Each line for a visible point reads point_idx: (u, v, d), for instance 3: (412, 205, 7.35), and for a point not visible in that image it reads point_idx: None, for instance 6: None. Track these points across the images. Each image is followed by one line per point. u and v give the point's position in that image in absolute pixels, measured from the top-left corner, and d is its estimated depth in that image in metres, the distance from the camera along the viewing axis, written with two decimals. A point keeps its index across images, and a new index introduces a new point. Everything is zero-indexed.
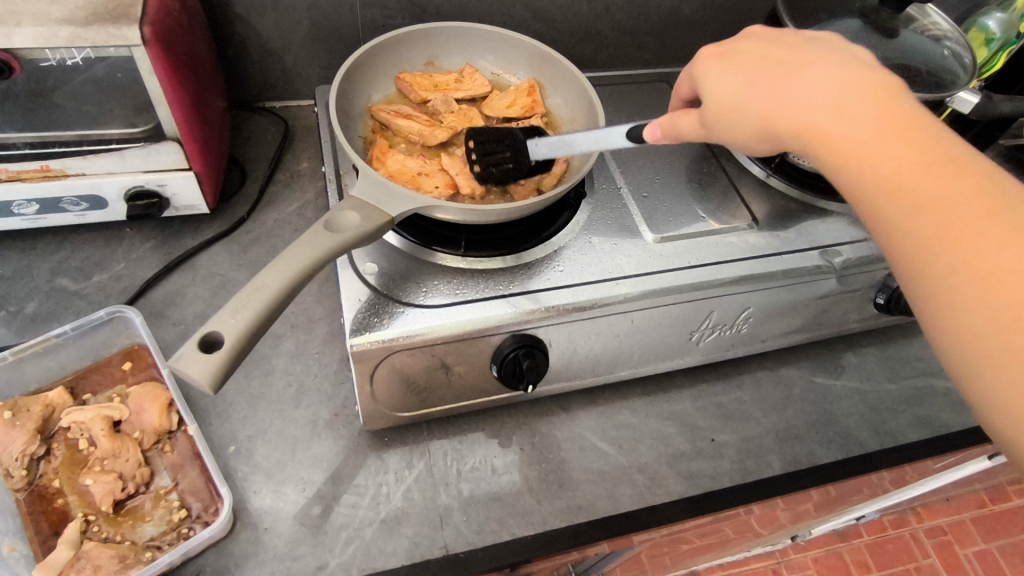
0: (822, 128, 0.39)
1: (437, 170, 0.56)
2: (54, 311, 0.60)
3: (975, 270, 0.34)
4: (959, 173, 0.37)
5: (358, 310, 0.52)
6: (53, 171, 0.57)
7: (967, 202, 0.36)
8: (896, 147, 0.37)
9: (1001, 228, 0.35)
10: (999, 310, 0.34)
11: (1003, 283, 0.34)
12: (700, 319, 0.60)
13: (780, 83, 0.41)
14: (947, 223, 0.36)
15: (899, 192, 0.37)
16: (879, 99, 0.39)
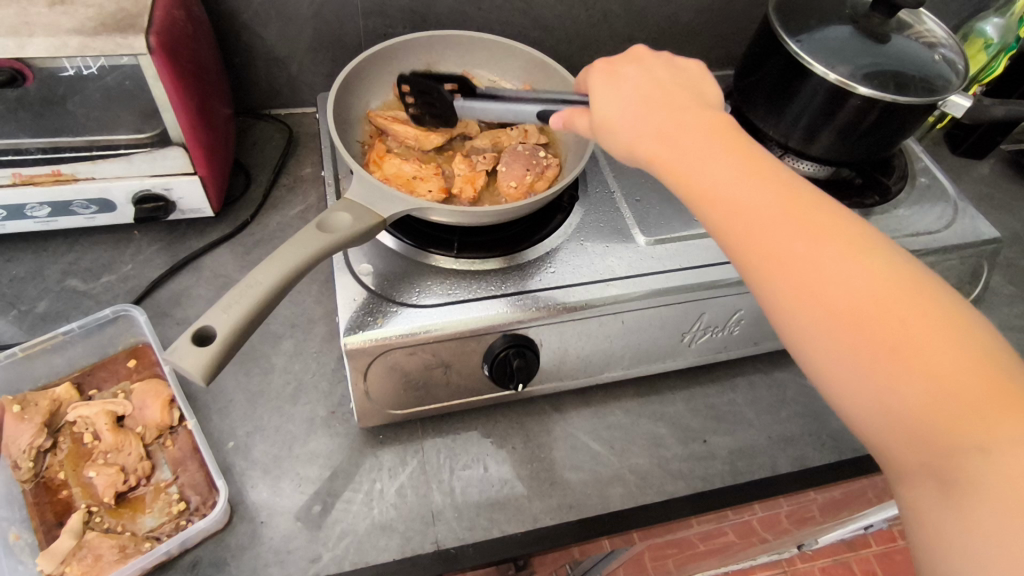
0: (663, 158, 0.42)
1: (432, 172, 0.58)
2: (63, 310, 0.62)
3: (808, 283, 0.36)
4: (787, 197, 0.38)
5: (354, 309, 0.53)
6: (64, 175, 0.60)
7: (790, 217, 0.37)
8: (730, 173, 0.39)
9: (822, 241, 0.36)
10: (838, 317, 0.34)
11: (835, 296, 0.35)
12: (691, 321, 0.61)
13: (639, 114, 0.44)
14: (771, 243, 0.37)
15: (731, 215, 0.39)
16: (725, 133, 0.41)
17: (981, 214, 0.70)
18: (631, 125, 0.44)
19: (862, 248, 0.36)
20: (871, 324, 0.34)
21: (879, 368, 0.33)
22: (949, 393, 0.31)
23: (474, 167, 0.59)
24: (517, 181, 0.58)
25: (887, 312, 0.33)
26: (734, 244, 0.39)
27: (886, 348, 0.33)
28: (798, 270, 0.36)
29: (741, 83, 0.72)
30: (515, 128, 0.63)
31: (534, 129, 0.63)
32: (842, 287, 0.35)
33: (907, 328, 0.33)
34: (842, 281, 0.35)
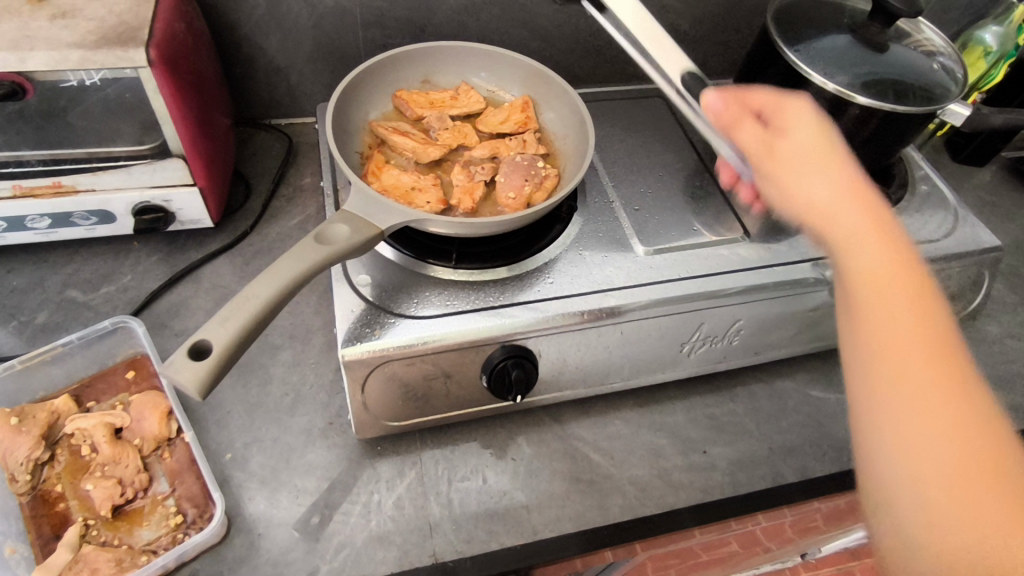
0: (818, 183, 0.47)
1: (430, 183, 0.58)
2: (62, 321, 0.62)
3: (896, 349, 0.40)
4: (920, 275, 0.43)
5: (351, 321, 0.53)
6: (63, 187, 0.60)
7: (901, 284, 0.42)
8: (861, 233, 0.44)
9: (914, 320, 0.41)
10: (910, 384, 0.39)
11: (906, 367, 0.40)
12: (690, 331, 0.60)
13: (808, 149, 0.49)
14: (887, 308, 0.41)
15: (849, 258, 0.44)
16: (882, 209, 0.46)
17: (981, 222, 0.70)
18: (807, 151, 0.48)
19: (942, 334, 0.40)
20: (930, 400, 0.38)
21: (938, 435, 0.38)
22: (985, 486, 0.36)
23: (473, 177, 0.59)
24: (515, 192, 0.58)
25: (944, 394, 0.38)
26: (859, 273, 0.43)
27: (933, 420, 0.38)
28: (877, 321, 0.41)
29: None
30: (514, 138, 0.63)
31: (534, 139, 0.63)
32: (921, 366, 0.39)
33: (967, 416, 0.38)
34: (924, 359, 0.40)
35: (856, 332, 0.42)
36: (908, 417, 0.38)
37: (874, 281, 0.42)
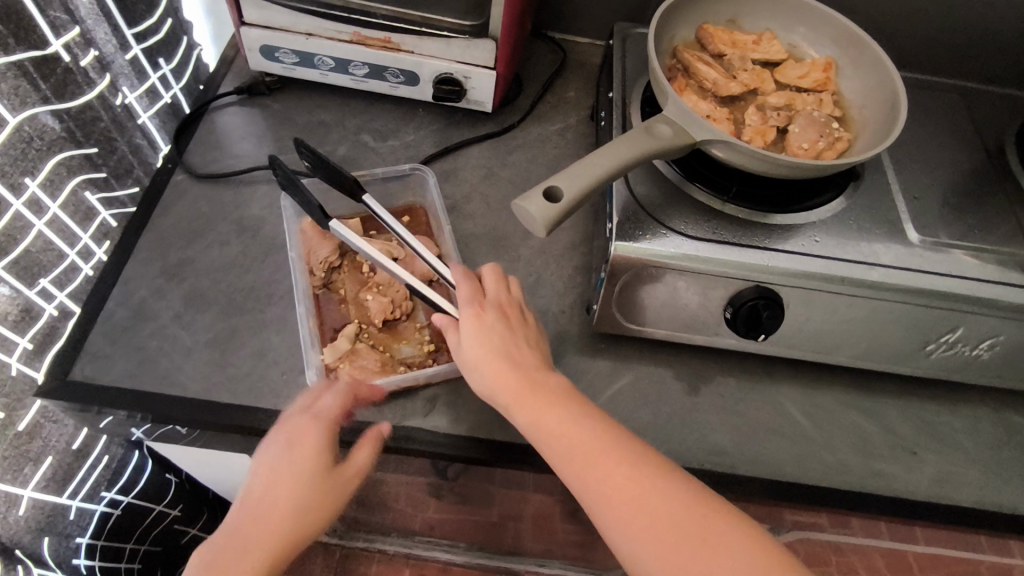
0: (500, 366, 0.49)
1: (724, 116, 0.60)
2: (356, 158, 0.71)
3: (645, 508, 0.42)
4: (596, 414, 0.47)
5: (624, 220, 0.57)
6: (391, 43, 0.68)
7: (607, 439, 0.45)
8: (573, 397, 0.48)
9: (634, 473, 0.43)
10: (660, 534, 0.41)
11: (665, 528, 0.41)
12: (940, 330, 0.59)
13: (475, 328, 0.50)
14: (643, 490, 0.42)
15: (610, 451, 0.44)
16: (531, 371, 0.49)
17: None
18: (492, 354, 0.49)
19: (661, 473, 0.43)
20: (677, 533, 0.41)
21: (676, 556, 0.40)
22: (708, 560, 0.40)
23: (766, 120, 0.60)
24: (808, 144, 0.58)
25: (648, 493, 0.42)
26: (612, 474, 0.43)
27: (681, 538, 0.41)
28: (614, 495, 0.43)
29: None
30: (810, 96, 0.63)
31: (830, 100, 0.62)
32: (679, 513, 0.41)
33: (674, 520, 0.41)
34: (673, 495, 0.42)
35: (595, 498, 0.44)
36: (652, 546, 0.41)
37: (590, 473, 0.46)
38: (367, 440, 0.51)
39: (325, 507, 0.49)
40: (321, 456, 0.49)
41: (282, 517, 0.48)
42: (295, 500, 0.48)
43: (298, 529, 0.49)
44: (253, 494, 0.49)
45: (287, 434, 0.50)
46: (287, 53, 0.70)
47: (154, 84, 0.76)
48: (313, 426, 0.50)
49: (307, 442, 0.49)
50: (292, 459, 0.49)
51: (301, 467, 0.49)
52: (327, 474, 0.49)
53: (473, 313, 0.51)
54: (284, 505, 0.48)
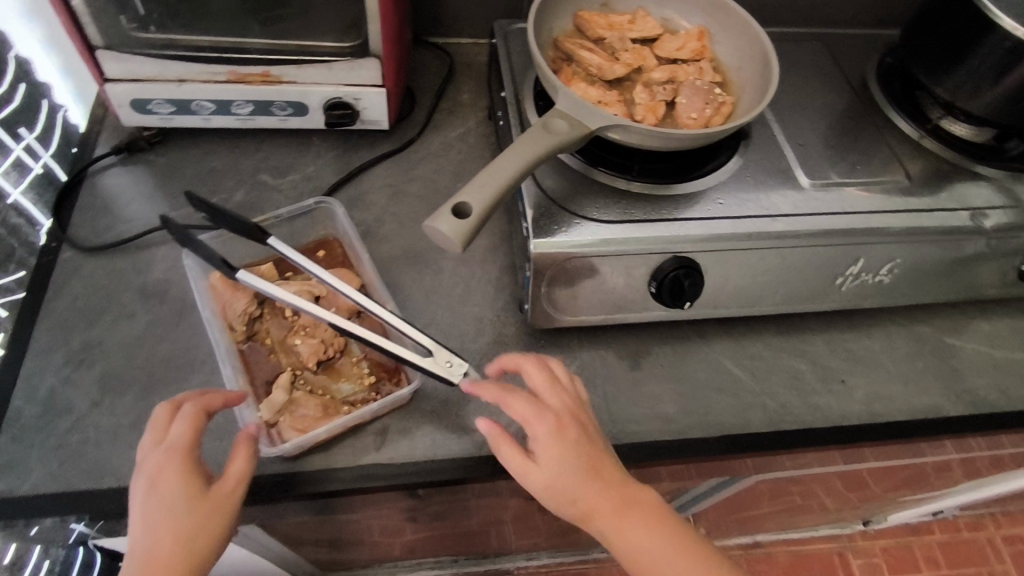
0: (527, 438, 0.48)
1: (614, 99, 0.61)
2: (257, 201, 0.68)
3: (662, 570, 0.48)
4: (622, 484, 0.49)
5: (539, 217, 0.58)
6: (272, 76, 0.65)
7: (635, 509, 0.48)
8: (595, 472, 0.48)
9: (661, 538, 0.48)
10: None
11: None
12: (845, 265, 0.63)
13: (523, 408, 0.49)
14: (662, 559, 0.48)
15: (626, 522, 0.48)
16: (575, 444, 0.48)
17: None
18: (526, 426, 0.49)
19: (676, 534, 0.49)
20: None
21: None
22: None
23: (654, 96, 0.62)
24: (696, 113, 0.61)
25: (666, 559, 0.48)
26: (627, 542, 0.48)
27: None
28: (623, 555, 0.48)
29: (907, 41, 0.73)
30: (690, 66, 0.65)
31: (709, 68, 0.65)
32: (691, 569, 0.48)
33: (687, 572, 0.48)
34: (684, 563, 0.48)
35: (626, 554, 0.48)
36: None
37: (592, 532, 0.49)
38: (239, 445, 0.49)
39: (211, 527, 0.45)
40: (188, 479, 0.45)
41: (170, 550, 0.43)
42: (175, 514, 0.44)
43: (179, 555, 0.43)
44: (134, 539, 0.44)
45: (144, 479, 0.45)
46: (160, 103, 0.66)
47: (19, 156, 0.69)
48: (179, 447, 0.46)
49: (166, 479, 0.45)
50: (163, 480, 0.45)
51: (171, 490, 0.45)
52: (199, 492, 0.45)
53: (554, 432, 0.48)
54: (165, 542, 0.43)
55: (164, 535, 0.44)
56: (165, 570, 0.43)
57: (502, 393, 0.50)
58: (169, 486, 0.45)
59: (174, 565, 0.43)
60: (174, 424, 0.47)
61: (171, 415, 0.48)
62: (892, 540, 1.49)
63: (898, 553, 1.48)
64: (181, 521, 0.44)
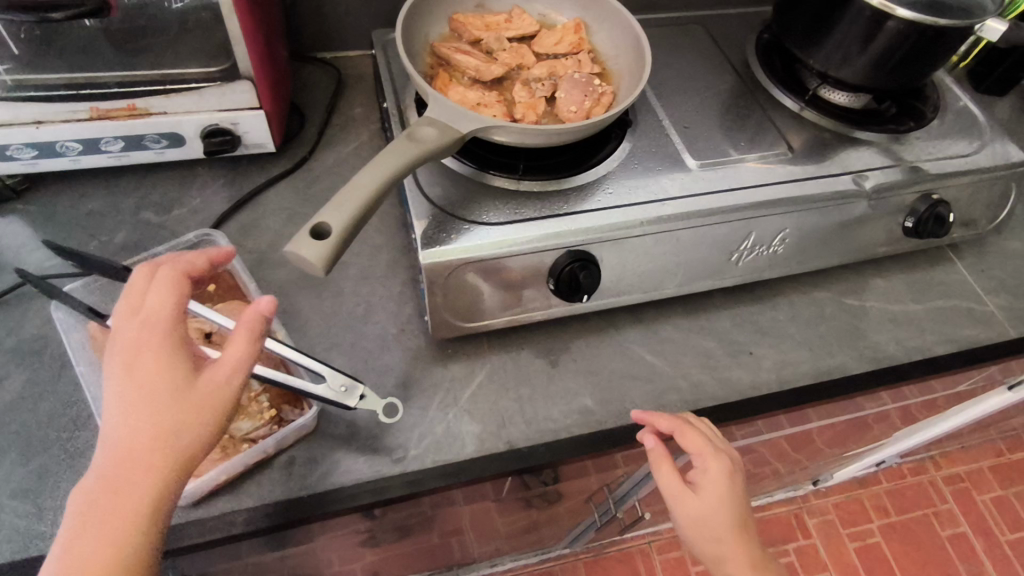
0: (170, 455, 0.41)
1: (494, 99, 0.61)
2: (141, 240, 0.65)
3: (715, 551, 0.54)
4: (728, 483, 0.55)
5: (428, 227, 0.57)
6: (138, 109, 0.62)
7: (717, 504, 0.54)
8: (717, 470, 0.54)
9: (710, 530, 0.54)
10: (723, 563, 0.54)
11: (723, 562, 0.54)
12: (739, 240, 0.64)
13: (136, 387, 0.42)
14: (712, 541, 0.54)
15: (726, 514, 0.54)
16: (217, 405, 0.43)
17: (1008, 140, 0.73)
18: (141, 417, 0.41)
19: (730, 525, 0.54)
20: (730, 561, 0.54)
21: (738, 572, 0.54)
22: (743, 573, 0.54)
23: (534, 94, 0.62)
24: (577, 106, 0.61)
25: (714, 542, 0.54)
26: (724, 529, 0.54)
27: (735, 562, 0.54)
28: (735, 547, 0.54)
29: (779, 16, 0.75)
30: (569, 59, 0.65)
31: (588, 59, 0.65)
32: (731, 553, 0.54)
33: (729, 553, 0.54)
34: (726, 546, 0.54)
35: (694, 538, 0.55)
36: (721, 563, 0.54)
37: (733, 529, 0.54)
38: (161, 281, 0.45)
39: (189, 427, 0.41)
40: (167, 368, 0.41)
41: (149, 446, 0.40)
42: (153, 391, 0.41)
43: (152, 449, 0.40)
44: (113, 432, 0.40)
45: (118, 360, 0.42)
46: (20, 148, 0.62)
47: None
48: (156, 333, 0.43)
49: (147, 355, 0.42)
50: (133, 372, 0.41)
51: (148, 377, 0.41)
52: (176, 383, 0.41)
53: (727, 473, 0.54)
54: (134, 437, 0.40)
55: (143, 415, 0.40)
56: (138, 475, 0.39)
57: (682, 429, 0.55)
58: (142, 370, 0.41)
59: (152, 465, 0.40)
60: (148, 311, 0.43)
61: (148, 300, 0.44)
62: (843, 495, 1.54)
63: (849, 506, 1.54)
64: (160, 397, 0.41)
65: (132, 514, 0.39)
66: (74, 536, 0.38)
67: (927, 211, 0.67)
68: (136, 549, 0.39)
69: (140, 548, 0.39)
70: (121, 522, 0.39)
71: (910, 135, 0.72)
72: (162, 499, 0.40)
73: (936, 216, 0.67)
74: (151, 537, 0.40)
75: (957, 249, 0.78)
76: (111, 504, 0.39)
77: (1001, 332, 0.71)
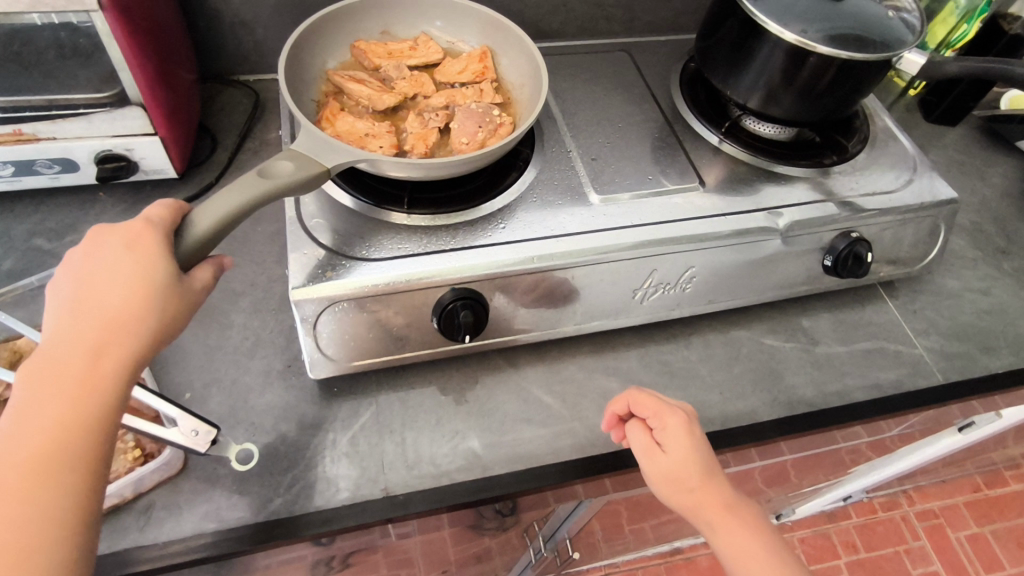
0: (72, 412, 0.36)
1: (384, 130, 0.59)
2: (28, 267, 0.64)
3: (702, 504, 0.50)
4: (691, 430, 0.52)
5: (303, 263, 0.55)
6: (25, 134, 0.60)
7: (681, 454, 0.51)
8: (669, 418, 0.52)
9: (680, 482, 0.51)
10: (716, 519, 0.50)
11: (713, 514, 0.50)
12: (642, 278, 0.62)
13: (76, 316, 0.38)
14: (691, 492, 0.51)
15: (694, 463, 0.51)
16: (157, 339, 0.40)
17: (936, 175, 0.71)
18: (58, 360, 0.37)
19: (705, 471, 0.51)
20: (717, 512, 0.50)
21: (729, 527, 0.50)
22: (737, 529, 0.50)
23: (427, 124, 0.60)
24: (469, 138, 0.59)
25: (699, 494, 0.50)
26: (696, 475, 0.51)
27: (723, 515, 0.50)
28: (715, 496, 0.51)
29: (701, 46, 0.73)
30: (470, 88, 0.63)
31: (490, 88, 0.64)
32: (712, 501, 0.50)
33: (713, 501, 0.50)
34: (705, 492, 0.51)
35: (682, 499, 0.51)
36: (717, 520, 0.50)
37: (707, 480, 0.51)
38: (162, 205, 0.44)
39: (168, 327, 0.41)
40: (154, 262, 0.41)
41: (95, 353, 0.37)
42: (125, 291, 0.39)
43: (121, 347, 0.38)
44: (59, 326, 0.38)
45: (101, 254, 0.40)
46: None
47: None
48: (144, 232, 0.42)
49: (125, 259, 0.40)
50: (115, 265, 0.40)
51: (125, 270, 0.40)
52: (165, 280, 0.41)
53: (685, 425, 0.52)
54: (107, 321, 0.38)
55: (111, 315, 0.39)
56: (109, 366, 0.38)
57: (636, 396, 0.54)
58: (126, 261, 0.40)
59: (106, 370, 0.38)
60: (150, 218, 0.42)
61: (146, 212, 0.43)
62: (810, 530, 1.50)
63: (817, 542, 1.49)
64: (135, 298, 0.39)
65: (89, 404, 0.37)
66: (16, 427, 0.35)
67: (845, 249, 0.64)
68: (89, 445, 0.36)
69: (95, 441, 0.36)
70: (81, 411, 0.36)
71: (833, 169, 0.69)
72: (123, 396, 0.38)
73: (855, 256, 0.64)
74: (108, 432, 0.37)
75: (890, 287, 0.75)
76: (72, 392, 0.36)
77: (926, 376, 0.68)
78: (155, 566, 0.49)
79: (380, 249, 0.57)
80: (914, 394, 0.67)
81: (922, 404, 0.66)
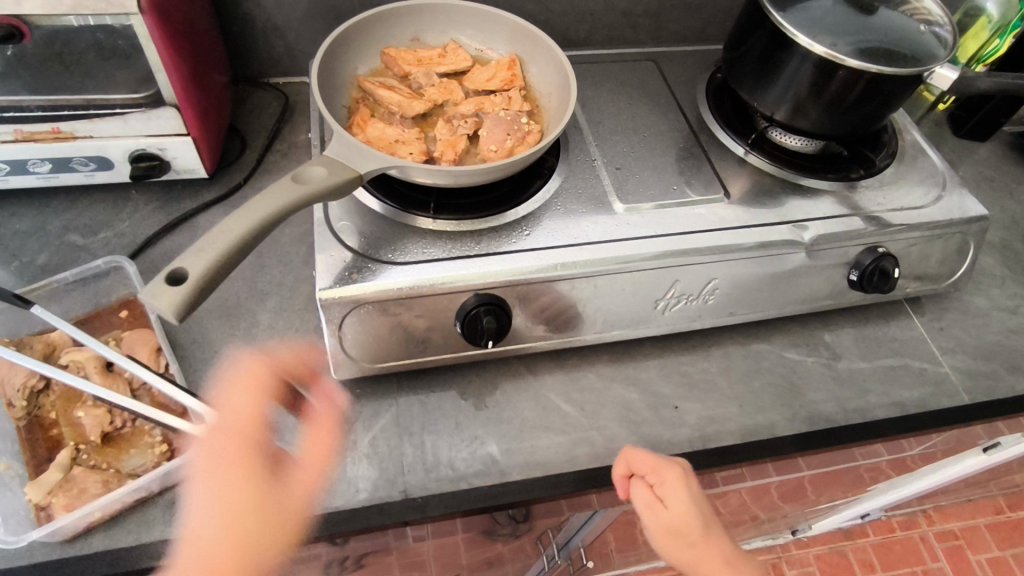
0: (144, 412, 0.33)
1: (413, 136, 0.59)
2: (62, 263, 0.65)
3: (694, 556, 0.52)
4: (691, 488, 0.53)
5: (332, 266, 0.55)
6: (63, 132, 0.62)
7: (682, 512, 0.52)
8: (671, 480, 0.52)
9: (673, 535, 0.52)
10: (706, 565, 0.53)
11: (703, 561, 0.53)
12: (665, 288, 0.62)
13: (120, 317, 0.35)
14: (687, 547, 0.52)
15: (692, 521, 0.52)
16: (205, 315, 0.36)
17: (967, 192, 0.70)
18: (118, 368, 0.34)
19: (702, 524, 0.52)
20: (705, 560, 0.53)
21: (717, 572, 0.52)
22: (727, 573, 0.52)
23: (456, 131, 0.61)
24: (497, 145, 0.59)
25: (693, 545, 0.52)
26: (694, 530, 0.52)
27: (710, 560, 0.53)
28: (707, 548, 0.52)
29: (728, 57, 0.73)
30: (499, 96, 0.64)
31: (518, 96, 0.64)
32: (703, 552, 0.53)
33: (704, 548, 0.52)
34: (701, 544, 0.52)
35: (674, 549, 0.53)
36: (705, 563, 0.53)
37: (702, 535, 0.52)
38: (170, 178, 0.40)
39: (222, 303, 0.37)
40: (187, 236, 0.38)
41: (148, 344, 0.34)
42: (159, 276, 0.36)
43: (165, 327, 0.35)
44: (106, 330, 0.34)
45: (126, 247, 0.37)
46: None
47: None
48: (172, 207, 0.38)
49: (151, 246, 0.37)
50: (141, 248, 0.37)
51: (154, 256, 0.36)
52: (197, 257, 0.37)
53: (683, 481, 0.53)
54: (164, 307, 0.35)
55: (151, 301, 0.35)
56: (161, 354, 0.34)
57: (635, 459, 0.54)
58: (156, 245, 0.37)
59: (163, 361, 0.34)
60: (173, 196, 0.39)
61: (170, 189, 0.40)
62: (825, 546, 1.47)
63: (832, 558, 1.46)
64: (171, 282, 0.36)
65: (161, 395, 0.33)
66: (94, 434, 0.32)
67: (871, 265, 0.64)
68: None
69: None
70: None
71: (860, 183, 0.69)
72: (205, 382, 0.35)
73: (881, 272, 0.64)
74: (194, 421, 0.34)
75: (916, 304, 0.74)
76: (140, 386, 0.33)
77: (951, 396, 0.67)
78: (178, 560, 0.50)
79: (407, 254, 0.57)
80: (938, 414, 0.66)
81: (946, 423, 0.65)
